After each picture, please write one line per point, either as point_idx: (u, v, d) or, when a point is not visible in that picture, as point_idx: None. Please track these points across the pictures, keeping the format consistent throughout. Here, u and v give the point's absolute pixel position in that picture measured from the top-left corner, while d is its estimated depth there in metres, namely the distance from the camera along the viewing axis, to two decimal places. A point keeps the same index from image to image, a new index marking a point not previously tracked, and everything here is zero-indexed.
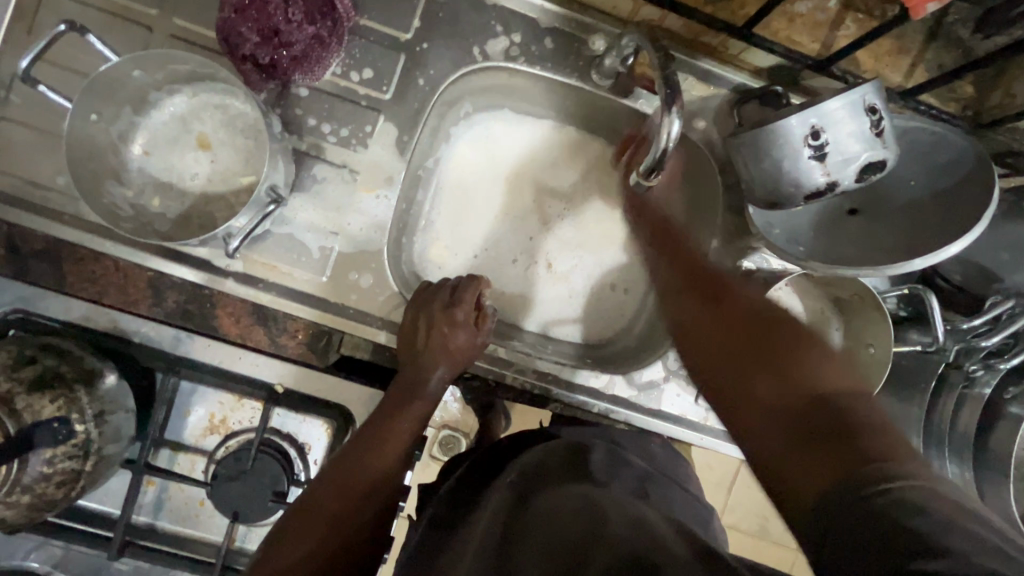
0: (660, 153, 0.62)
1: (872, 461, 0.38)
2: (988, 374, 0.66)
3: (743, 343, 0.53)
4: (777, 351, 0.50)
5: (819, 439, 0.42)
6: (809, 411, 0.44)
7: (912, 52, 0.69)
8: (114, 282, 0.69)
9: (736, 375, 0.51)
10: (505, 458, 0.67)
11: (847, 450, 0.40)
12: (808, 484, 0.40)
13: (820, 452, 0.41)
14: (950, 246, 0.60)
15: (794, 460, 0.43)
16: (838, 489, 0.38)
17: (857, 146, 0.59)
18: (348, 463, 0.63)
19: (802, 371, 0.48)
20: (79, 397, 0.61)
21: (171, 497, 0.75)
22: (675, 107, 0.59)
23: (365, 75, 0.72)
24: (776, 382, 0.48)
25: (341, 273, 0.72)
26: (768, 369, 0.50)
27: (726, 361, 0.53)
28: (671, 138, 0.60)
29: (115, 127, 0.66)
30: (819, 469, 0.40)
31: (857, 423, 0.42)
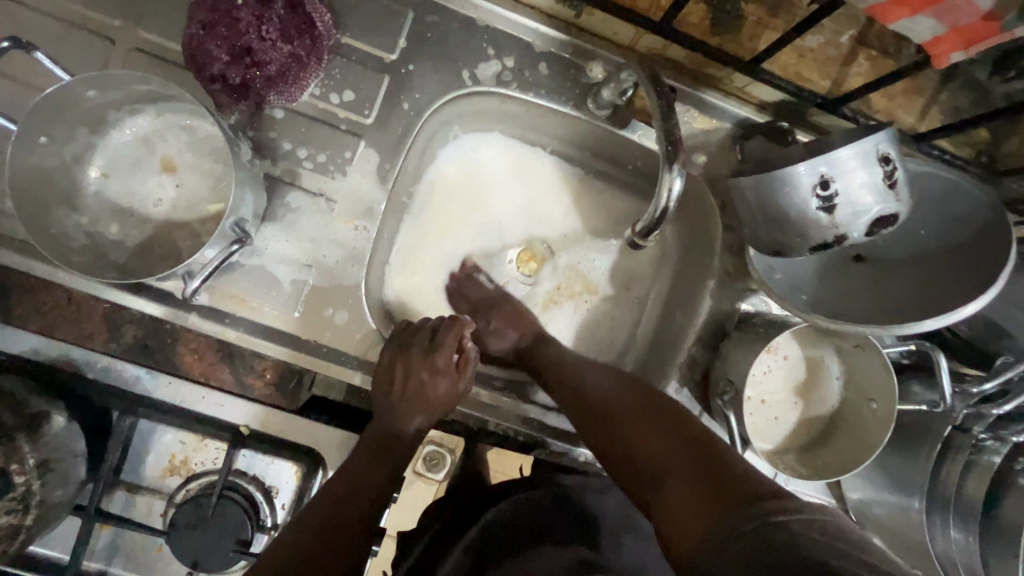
0: (659, 212, 0.59)
1: (745, 498, 0.43)
2: (998, 443, 0.62)
3: (629, 419, 0.57)
4: (656, 425, 0.55)
5: (701, 490, 0.46)
6: (687, 467, 0.49)
7: (928, 93, 0.65)
8: (67, 314, 0.65)
9: (626, 453, 0.55)
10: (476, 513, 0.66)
11: (725, 493, 0.44)
12: (696, 530, 0.43)
13: (710, 496, 0.45)
14: (965, 307, 0.56)
15: (682, 511, 0.46)
16: (720, 523, 0.42)
17: (868, 198, 0.55)
18: (314, 521, 0.58)
19: (674, 437, 0.53)
20: (20, 445, 0.56)
21: (126, 541, 0.70)
22: (677, 163, 0.55)
23: (346, 98, 0.67)
24: (659, 453, 0.52)
25: (314, 308, 0.67)
26: (650, 441, 0.54)
27: (616, 441, 0.57)
28: (673, 196, 0.57)
29: (68, 150, 0.60)
30: (706, 511, 0.44)
31: (727, 468, 0.47)
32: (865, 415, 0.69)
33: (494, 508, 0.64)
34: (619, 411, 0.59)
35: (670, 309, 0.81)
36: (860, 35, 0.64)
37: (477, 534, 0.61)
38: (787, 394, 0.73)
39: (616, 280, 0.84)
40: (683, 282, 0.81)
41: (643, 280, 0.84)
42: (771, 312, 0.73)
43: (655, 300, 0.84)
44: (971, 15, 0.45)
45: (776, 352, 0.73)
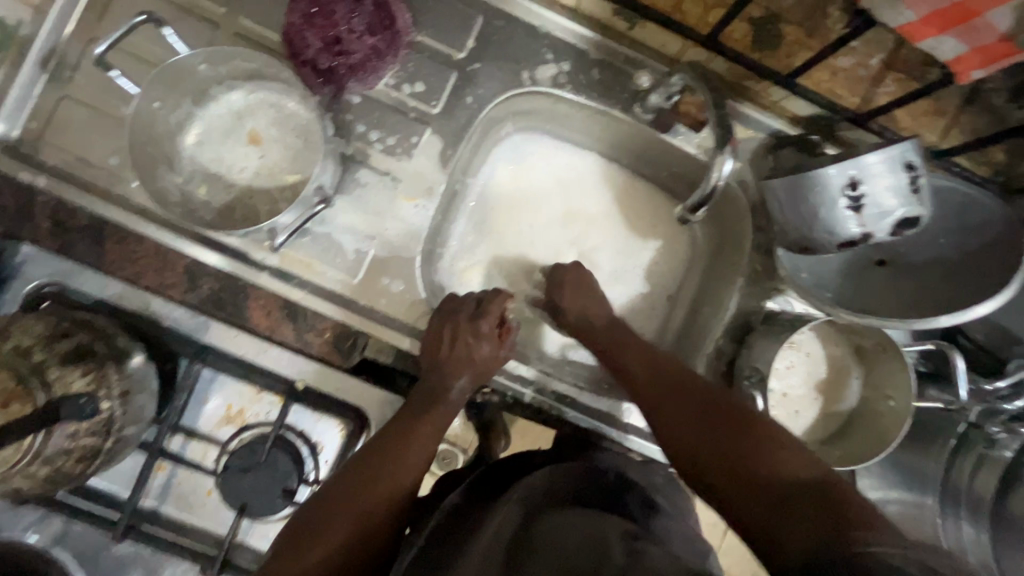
0: (710, 188, 0.65)
1: (852, 531, 0.43)
2: (1010, 437, 0.67)
3: (715, 438, 0.58)
4: (746, 442, 0.55)
5: (803, 518, 0.46)
6: (777, 485, 0.50)
7: (950, 115, 0.71)
8: (154, 265, 0.71)
9: (711, 468, 0.56)
10: (508, 480, 0.67)
11: (830, 521, 0.45)
12: (799, 557, 0.44)
13: (805, 514, 0.46)
14: (977, 306, 0.60)
15: (786, 535, 0.46)
16: (822, 550, 0.42)
17: (893, 201, 0.61)
18: (368, 463, 0.63)
19: (767, 456, 0.53)
20: (109, 373, 0.62)
21: (180, 481, 0.75)
22: (729, 146, 0.62)
23: (417, 89, 0.74)
24: (759, 478, 0.52)
25: (373, 277, 0.73)
26: (739, 459, 0.54)
27: (692, 442, 0.59)
28: (722, 177, 0.63)
29: (173, 117, 0.68)
30: (810, 543, 0.44)
31: (833, 497, 0.47)
32: (882, 411, 0.73)
33: (530, 475, 0.65)
34: (700, 425, 0.60)
35: (697, 306, 0.87)
36: (889, 59, 0.70)
37: (511, 494, 0.62)
38: (808, 389, 0.77)
39: (647, 277, 0.89)
40: (712, 281, 0.86)
41: (671, 278, 0.90)
42: (797, 310, 0.78)
43: (684, 295, 0.89)
44: (992, 35, 0.51)
45: (799, 348, 0.77)
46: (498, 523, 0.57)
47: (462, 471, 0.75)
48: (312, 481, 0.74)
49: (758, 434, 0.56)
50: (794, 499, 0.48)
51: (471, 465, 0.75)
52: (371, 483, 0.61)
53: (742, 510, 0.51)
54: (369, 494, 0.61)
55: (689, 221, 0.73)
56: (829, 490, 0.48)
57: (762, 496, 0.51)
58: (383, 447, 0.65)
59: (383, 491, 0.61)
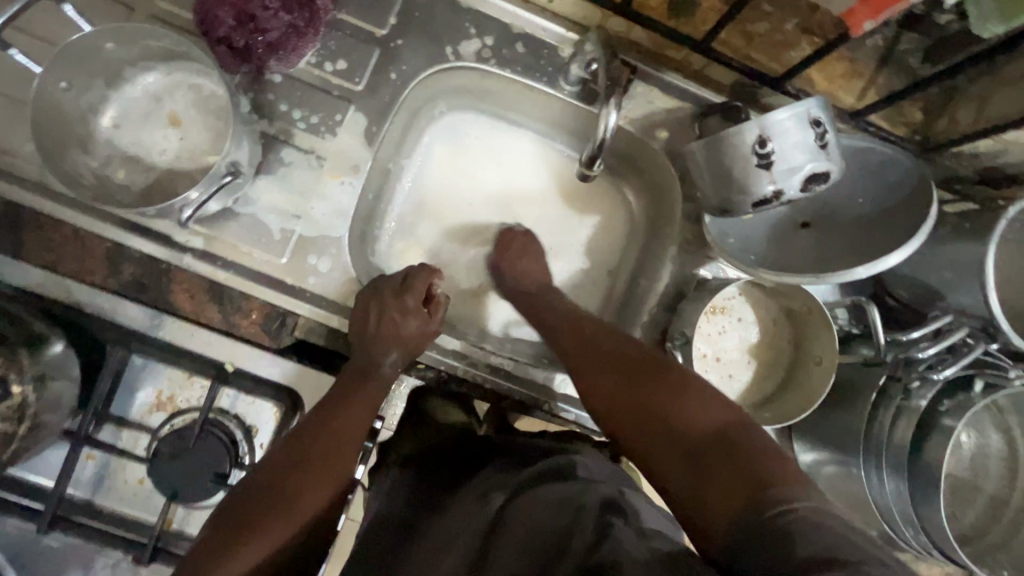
0: (600, 142, 0.67)
1: (766, 492, 0.44)
2: (925, 386, 0.64)
3: (642, 398, 0.57)
4: (668, 398, 0.56)
5: (721, 478, 0.47)
6: (699, 443, 0.51)
7: (866, 76, 0.72)
8: (71, 250, 0.69)
9: (634, 426, 0.56)
10: (468, 465, 0.65)
11: (747, 481, 0.46)
12: (711, 519, 0.46)
13: (727, 472, 0.47)
14: (890, 256, 0.61)
15: (705, 498, 0.47)
16: (741, 516, 0.44)
17: (801, 156, 0.61)
18: (313, 448, 0.63)
19: (688, 412, 0.54)
20: (21, 359, 0.62)
21: (111, 473, 0.74)
22: (614, 99, 0.64)
23: (339, 66, 0.74)
24: (671, 431, 0.53)
25: (300, 255, 0.73)
26: (659, 416, 0.55)
27: (616, 401, 0.59)
28: (608, 130, 0.66)
29: (85, 99, 0.67)
30: (726, 504, 0.46)
31: (748, 452, 0.49)
32: (811, 371, 0.74)
33: (492, 464, 0.63)
34: (624, 379, 0.60)
35: (636, 278, 0.87)
36: (804, 23, 0.71)
37: (474, 484, 0.60)
38: (741, 354, 0.78)
39: (586, 252, 0.90)
40: (650, 254, 0.86)
41: (610, 252, 0.90)
42: (728, 277, 0.79)
43: (623, 268, 0.89)
44: None
45: (730, 313, 0.78)
46: (450, 517, 0.57)
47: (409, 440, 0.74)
48: (246, 465, 0.73)
49: (679, 388, 0.56)
50: (712, 455, 0.50)
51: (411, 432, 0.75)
52: (299, 474, 0.60)
53: (661, 473, 0.52)
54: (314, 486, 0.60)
55: (589, 177, 0.75)
56: (743, 445, 0.50)
57: (681, 449, 0.52)
58: (312, 443, 0.63)
59: (312, 480, 0.61)
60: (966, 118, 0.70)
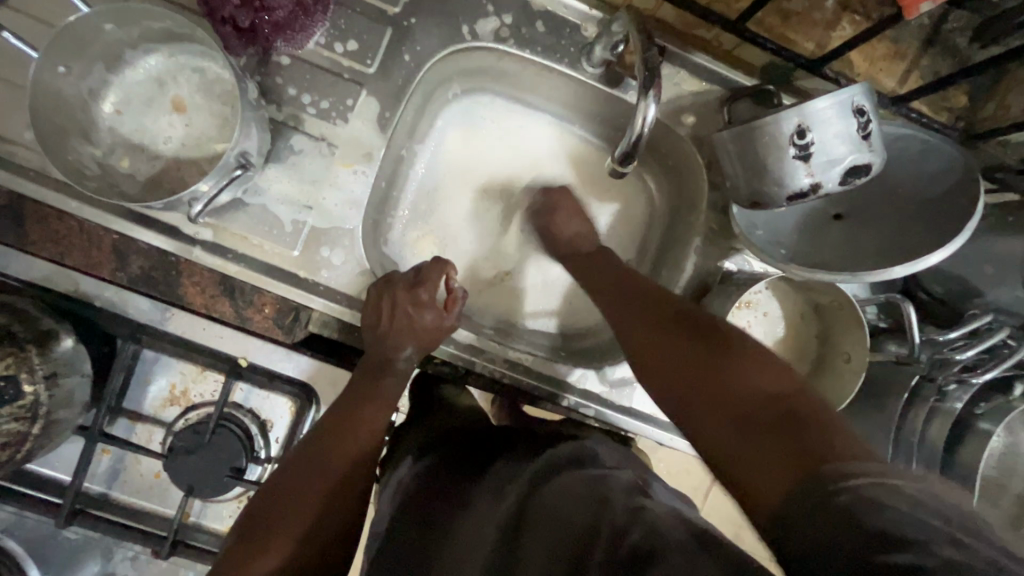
0: (636, 137, 0.62)
1: (824, 465, 0.40)
2: (960, 389, 0.65)
3: (695, 365, 0.54)
4: (720, 367, 0.53)
5: (777, 448, 0.44)
6: (752, 412, 0.48)
7: (909, 58, 0.68)
8: (78, 243, 0.66)
9: (684, 393, 0.54)
10: (487, 452, 0.63)
11: (803, 453, 0.42)
12: (764, 493, 0.43)
13: (782, 444, 0.44)
14: (930, 255, 0.59)
15: (758, 470, 0.44)
16: (796, 489, 0.41)
17: (842, 148, 0.58)
18: (333, 435, 0.63)
19: (741, 381, 0.51)
20: (30, 356, 0.59)
21: (126, 467, 0.73)
22: (652, 90, 0.59)
23: (350, 47, 0.70)
24: (721, 397, 0.51)
25: (312, 247, 0.70)
26: (713, 384, 0.52)
27: (665, 370, 0.57)
28: (648, 122, 0.61)
29: (84, 83, 0.64)
30: (781, 474, 0.43)
31: (805, 422, 0.45)
32: (839, 367, 0.71)
33: (513, 452, 0.61)
34: (676, 346, 0.58)
35: (657, 268, 0.84)
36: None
37: (497, 471, 0.59)
38: (765, 349, 0.76)
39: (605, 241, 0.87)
40: (671, 243, 0.83)
41: (628, 239, 0.87)
42: (754, 269, 0.76)
43: (643, 256, 0.87)
44: None
45: (755, 308, 0.77)
46: (478, 500, 0.55)
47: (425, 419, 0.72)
48: (263, 459, 0.73)
49: (735, 356, 0.53)
50: (768, 425, 0.46)
51: (433, 411, 0.73)
52: (316, 469, 0.61)
53: (711, 441, 0.50)
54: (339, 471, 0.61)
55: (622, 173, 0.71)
56: (802, 416, 0.46)
57: (734, 418, 0.49)
58: (338, 430, 0.63)
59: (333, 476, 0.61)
60: (1016, 104, 0.66)
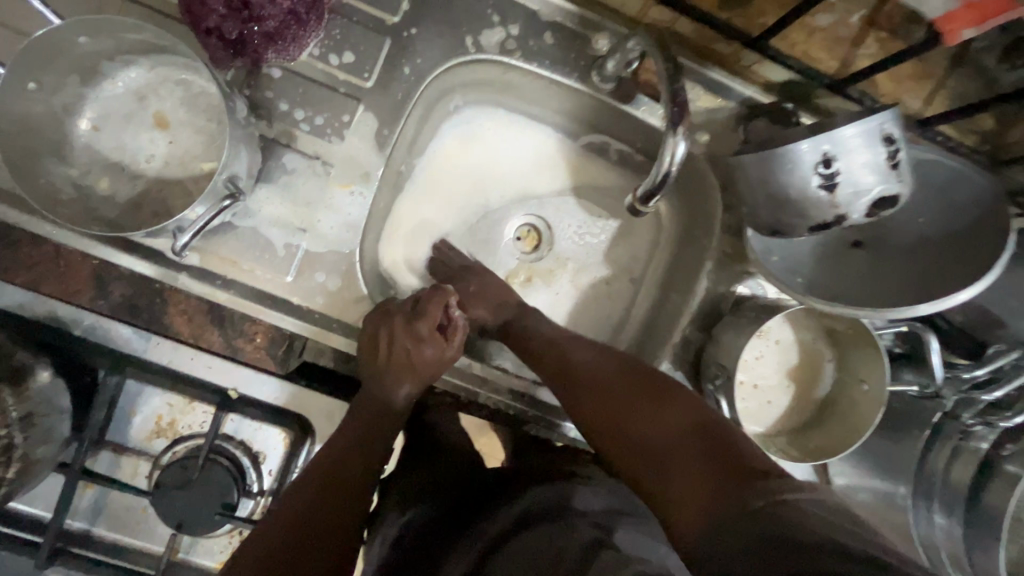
0: (662, 174, 0.58)
1: (756, 484, 0.42)
2: (986, 429, 0.63)
3: (621, 395, 0.56)
4: (647, 405, 0.54)
5: (705, 475, 0.45)
6: (682, 443, 0.49)
7: (936, 77, 0.65)
8: (53, 270, 0.62)
9: (607, 426, 0.55)
10: (465, 507, 0.61)
11: (732, 477, 0.44)
12: (697, 520, 0.43)
13: (714, 470, 0.45)
14: (958, 293, 0.56)
15: (690, 499, 0.44)
16: (727, 512, 0.41)
17: (870, 178, 0.55)
18: (322, 478, 0.59)
19: (667, 415, 0.52)
20: (3, 396, 0.56)
21: (110, 502, 0.69)
22: (682, 127, 0.55)
23: (346, 59, 0.66)
24: (648, 432, 0.52)
25: (306, 273, 0.66)
26: (638, 417, 0.53)
27: (597, 407, 0.57)
28: (675, 160, 0.56)
29: (58, 99, 0.59)
30: (710, 495, 0.43)
31: (729, 448, 0.47)
32: (855, 397, 0.69)
33: (498, 503, 0.58)
34: (608, 384, 0.58)
35: (666, 290, 0.81)
36: (871, 15, 0.62)
37: (480, 524, 0.56)
38: (780, 378, 0.73)
39: (609, 260, 0.84)
40: (680, 265, 0.79)
41: (635, 257, 0.84)
42: (767, 295, 0.74)
43: (651, 276, 0.84)
44: None
45: (767, 337, 0.73)
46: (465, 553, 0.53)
47: (409, 467, 0.69)
48: (255, 494, 0.69)
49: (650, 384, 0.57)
50: (702, 453, 0.47)
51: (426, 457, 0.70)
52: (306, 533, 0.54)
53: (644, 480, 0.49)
54: (332, 525, 0.56)
55: (642, 215, 0.64)
56: (727, 443, 0.47)
57: (663, 449, 0.49)
58: (330, 477, 0.59)
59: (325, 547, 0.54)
60: None
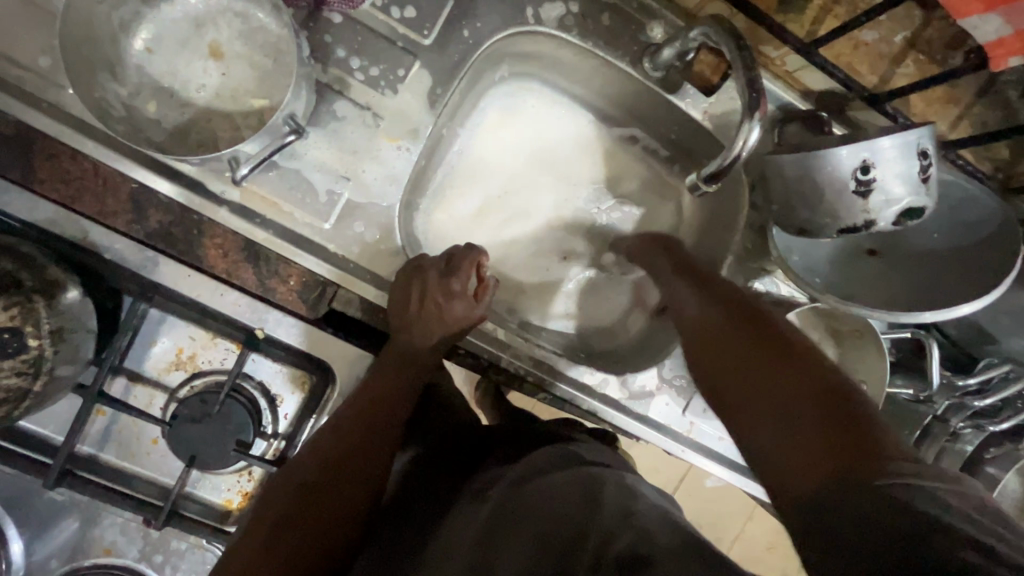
0: (732, 158, 0.62)
1: (877, 467, 0.37)
2: (972, 432, 0.71)
3: (739, 344, 0.51)
4: (772, 358, 0.48)
5: (823, 439, 0.41)
6: (802, 404, 0.44)
7: (963, 104, 0.69)
8: (93, 188, 0.61)
9: (723, 369, 0.51)
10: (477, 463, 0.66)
11: (849, 449, 0.39)
12: (799, 484, 0.40)
13: (828, 440, 0.41)
14: (962, 305, 0.60)
15: (790, 465, 0.41)
16: (834, 484, 0.38)
17: (902, 189, 0.59)
18: (351, 420, 0.63)
19: (799, 370, 0.46)
20: (36, 307, 0.57)
21: (121, 430, 0.69)
22: (758, 113, 0.59)
23: (407, 13, 0.66)
24: (770, 380, 0.46)
25: (346, 222, 0.67)
26: (772, 364, 0.48)
27: (710, 350, 0.53)
28: (747, 145, 0.60)
29: (117, 15, 0.59)
30: (817, 469, 0.40)
31: (853, 421, 0.41)
32: None
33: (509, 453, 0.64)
34: (734, 330, 0.53)
35: None
36: (913, 37, 0.65)
37: (488, 472, 0.62)
38: None
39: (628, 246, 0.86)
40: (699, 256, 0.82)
41: None
42: (781, 292, 0.77)
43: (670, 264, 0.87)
44: None
45: None
46: (481, 490, 0.59)
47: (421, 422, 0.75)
48: (269, 436, 0.69)
49: (780, 333, 0.51)
50: (819, 414, 0.43)
51: (439, 411, 0.76)
52: (332, 476, 0.60)
53: (748, 437, 0.46)
54: (362, 462, 0.62)
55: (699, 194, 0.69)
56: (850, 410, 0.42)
57: (785, 399, 0.45)
58: (356, 423, 0.63)
59: (338, 503, 0.59)
60: None
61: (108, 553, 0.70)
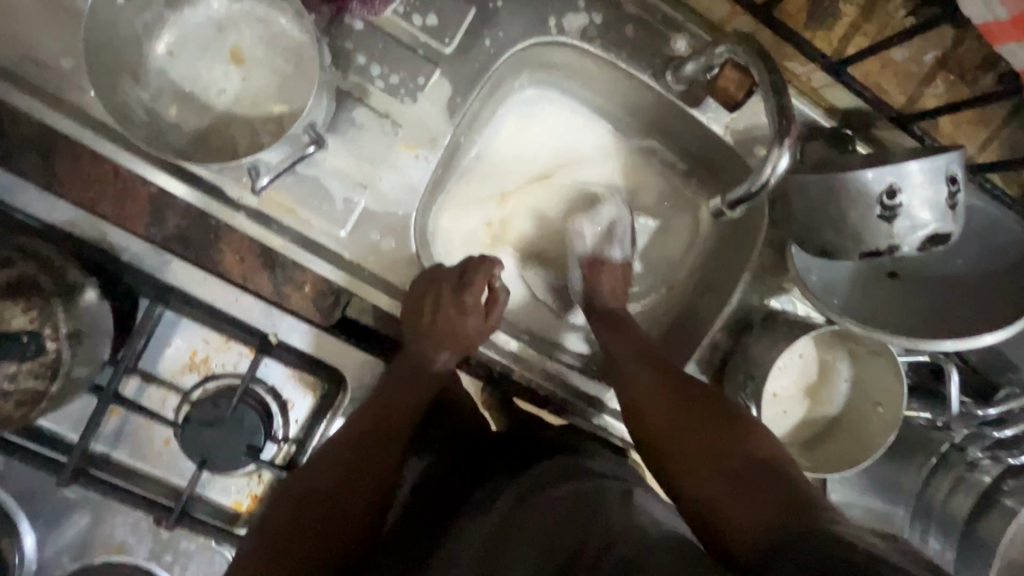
0: (757, 183, 0.60)
1: (802, 511, 0.43)
2: (992, 464, 0.70)
3: (677, 415, 0.58)
4: (709, 427, 0.54)
5: (754, 489, 0.47)
6: (735, 460, 0.50)
7: (992, 126, 0.68)
8: (113, 190, 0.61)
9: (669, 440, 0.56)
10: (486, 475, 0.66)
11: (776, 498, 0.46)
12: (740, 529, 0.45)
13: (758, 490, 0.47)
14: (987, 335, 0.59)
15: (736, 512, 0.46)
16: (769, 528, 0.43)
17: (928, 215, 0.58)
18: (359, 431, 0.63)
19: (731, 437, 0.53)
20: (55, 310, 0.56)
21: (134, 430, 0.70)
22: (787, 140, 0.57)
23: (429, 22, 0.65)
24: (705, 447, 0.53)
25: (363, 230, 0.67)
26: (705, 432, 0.54)
27: (650, 422, 0.59)
28: (776, 171, 0.58)
29: (140, 19, 0.59)
30: (755, 512, 0.45)
31: (779, 478, 0.48)
32: (869, 417, 0.73)
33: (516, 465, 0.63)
34: (671, 400, 0.59)
35: (698, 294, 0.84)
36: (944, 56, 0.65)
37: (496, 485, 0.61)
38: (798, 392, 0.77)
39: (643, 259, 0.85)
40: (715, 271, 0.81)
41: (669, 258, 0.86)
42: (796, 312, 0.76)
43: (685, 278, 0.86)
44: None
45: (794, 351, 0.75)
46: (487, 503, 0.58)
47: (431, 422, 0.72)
48: (279, 440, 0.70)
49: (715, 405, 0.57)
50: (749, 473, 0.49)
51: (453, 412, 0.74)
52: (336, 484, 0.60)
53: (690, 493, 0.51)
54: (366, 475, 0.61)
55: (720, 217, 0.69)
56: (778, 470, 0.49)
57: (721, 459, 0.51)
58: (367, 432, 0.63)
59: (340, 518, 0.58)
60: None
61: (119, 551, 0.71)
